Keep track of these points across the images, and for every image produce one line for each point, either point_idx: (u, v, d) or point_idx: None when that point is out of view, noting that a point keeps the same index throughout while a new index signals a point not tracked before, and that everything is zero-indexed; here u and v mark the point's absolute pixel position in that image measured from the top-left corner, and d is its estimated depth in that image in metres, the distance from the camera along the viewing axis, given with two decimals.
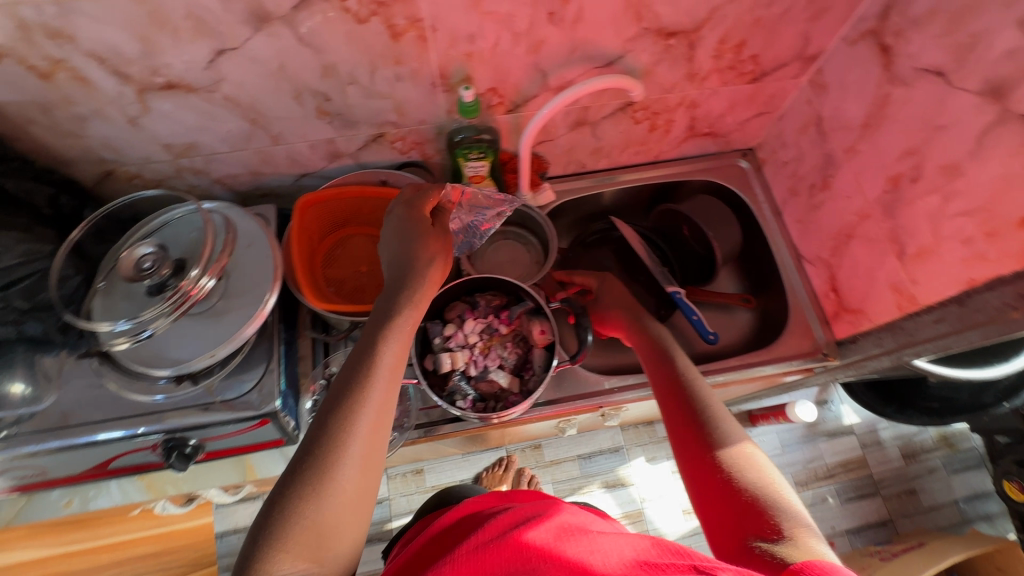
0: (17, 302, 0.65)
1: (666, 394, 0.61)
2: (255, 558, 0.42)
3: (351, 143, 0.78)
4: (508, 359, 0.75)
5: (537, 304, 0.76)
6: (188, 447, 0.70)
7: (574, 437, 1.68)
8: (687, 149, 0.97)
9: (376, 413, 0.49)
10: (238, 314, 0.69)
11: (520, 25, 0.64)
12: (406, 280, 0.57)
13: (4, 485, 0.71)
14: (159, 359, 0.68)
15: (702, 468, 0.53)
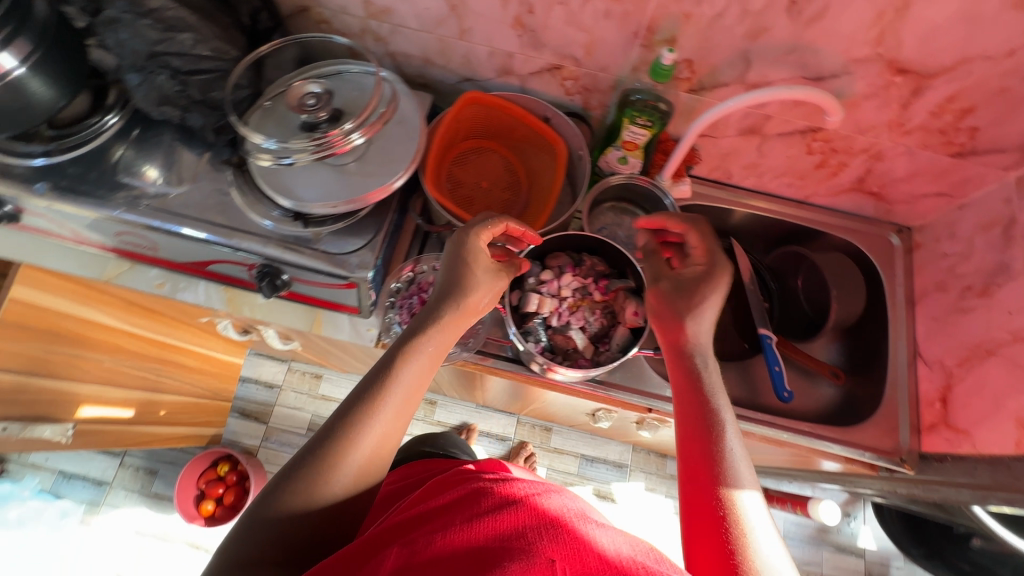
0: (193, 91, 0.70)
1: (686, 407, 0.57)
2: (247, 532, 0.48)
3: (526, 65, 0.78)
4: (591, 325, 0.74)
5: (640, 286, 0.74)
6: (280, 280, 0.74)
7: (585, 436, 1.67)
8: (841, 202, 0.91)
9: (389, 428, 0.55)
10: (367, 178, 0.71)
11: (755, 4, 0.60)
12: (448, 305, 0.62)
13: (119, 246, 0.78)
14: (285, 190, 0.71)
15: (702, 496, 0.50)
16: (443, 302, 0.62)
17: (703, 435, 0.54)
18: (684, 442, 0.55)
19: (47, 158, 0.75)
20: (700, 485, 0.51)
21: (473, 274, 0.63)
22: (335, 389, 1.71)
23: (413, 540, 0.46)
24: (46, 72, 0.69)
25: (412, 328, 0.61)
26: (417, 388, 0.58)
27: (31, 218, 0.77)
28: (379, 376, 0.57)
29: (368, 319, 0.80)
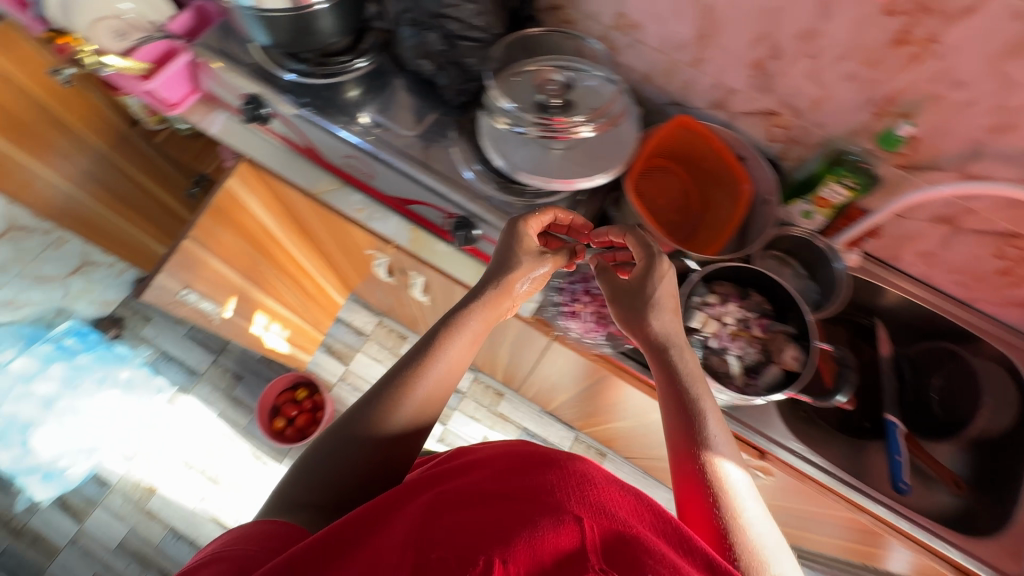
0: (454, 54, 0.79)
1: (673, 410, 0.60)
2: (296, 483, 0.58)
3: (743, 104, 0.83)
4: (746, 356, 0.76)
5: (802, 332, 0.76)
6: (472, 234, 0.81)
7: (637, 472, 1.67)
8: (1007, 314, 0.90)
9: (423, 398, 0.63)
10: (575, 168, 0.78)
11: (1013, 101, 0.63)
12: (490, 284, 0.69)
13: (339, 167, 0.87)
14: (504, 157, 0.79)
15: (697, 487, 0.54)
16: (478, 292, 0.69)
17: (688, 447, 0.57)
18: (676, 446, 0.59)
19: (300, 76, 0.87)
20: (695, 482, 0.55)
21: (519, 258, 0.69)
22: None
23: (441, 492, 0.50)
24: (337, 15, 0.82)
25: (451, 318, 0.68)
26: (452, 368, 0.65)
27: (277, 125, 0.89)
28: (416, 358, 0.65)
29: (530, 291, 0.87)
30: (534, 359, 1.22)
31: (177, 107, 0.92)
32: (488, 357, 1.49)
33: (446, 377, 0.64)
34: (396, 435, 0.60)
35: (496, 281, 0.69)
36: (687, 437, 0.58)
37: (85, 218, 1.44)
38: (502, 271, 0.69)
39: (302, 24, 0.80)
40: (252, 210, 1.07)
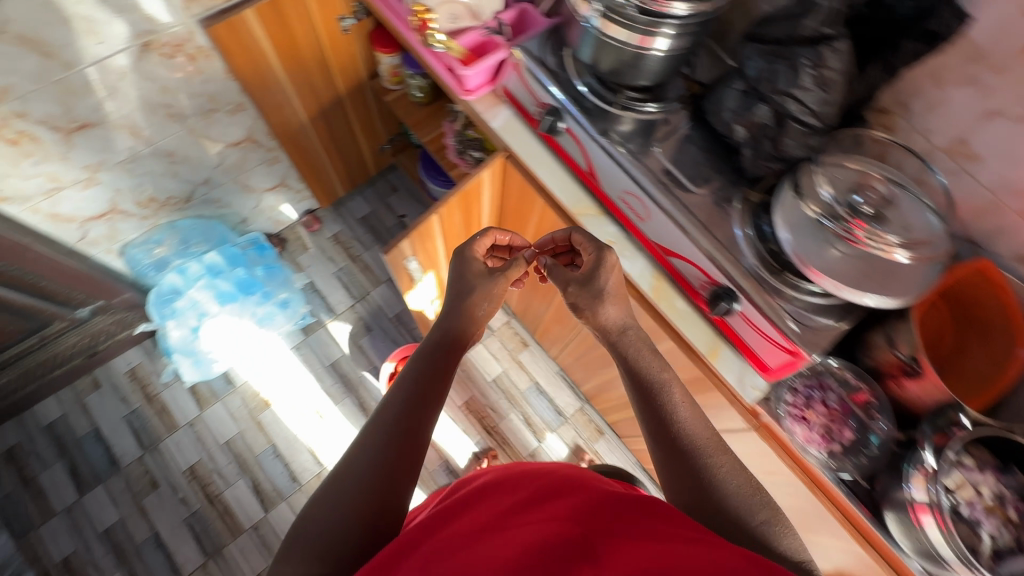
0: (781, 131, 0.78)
1: (655, 436, 0.75)
2: (311, 539, 0.64)
3: None
4: (999, 537, 0.68)
5: None
6: (729, 306, 0.80)
7: None
8: None
9: (432, 368, 0.83)
10: (866, 284, 0.73)
11: None
12: (441, 327, 0.89)
13: (611, 197, 0.88)
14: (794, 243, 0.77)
15: (680, 472, 0.71)
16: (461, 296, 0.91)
17: (671, 459, 0.72)
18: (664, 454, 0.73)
19: (588, 91, 0.89)
20: (681, 474, 0.71)
21: (480, 281, 0.89)
22: (531, 361, 1.82)
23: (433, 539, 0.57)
24: (664, 65, 0.82)
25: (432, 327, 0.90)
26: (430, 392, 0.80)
27: (563, 139, 0.91)
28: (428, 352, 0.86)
29: (761, 378, 0.84)
30: None
31: (467, 92, 0.96)
32: (616, 397, 1.49)
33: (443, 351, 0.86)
34: (418, 398, 0.78)
35: (459, 305, 0.90)
36: (661, 431, 0.75)
37: (304, 147, 1.56)
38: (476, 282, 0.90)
39: (632, 60, 0.81)
40: (484, 198, 1.11)
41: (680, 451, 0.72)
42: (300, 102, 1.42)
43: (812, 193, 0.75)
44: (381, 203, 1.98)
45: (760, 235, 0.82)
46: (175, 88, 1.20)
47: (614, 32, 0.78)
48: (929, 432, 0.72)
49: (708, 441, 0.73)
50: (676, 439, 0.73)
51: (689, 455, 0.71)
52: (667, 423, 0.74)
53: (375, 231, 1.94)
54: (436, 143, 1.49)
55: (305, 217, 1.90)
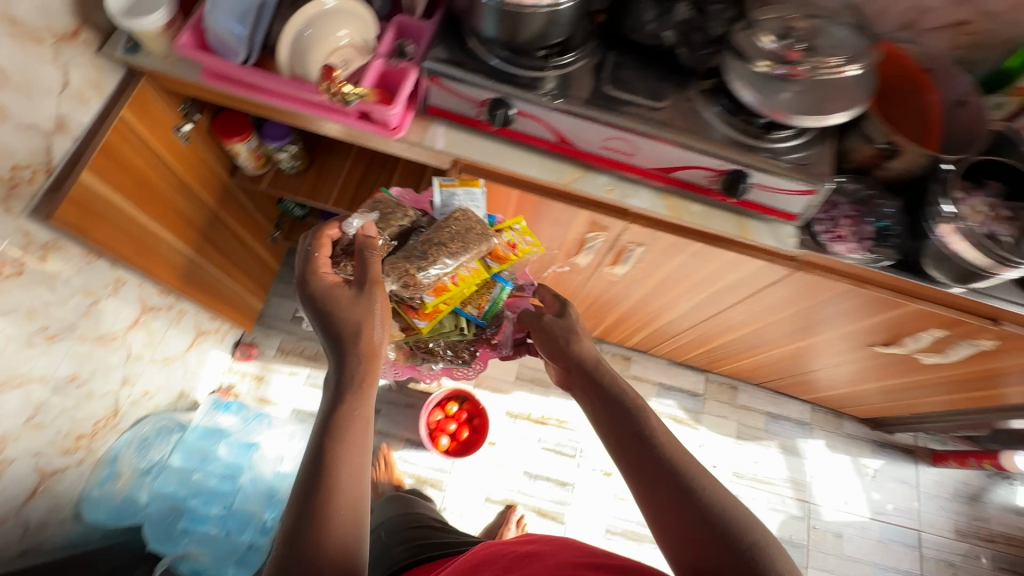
0: (696, 37, 0.85)
1: (619, 420, 0.76)
2: None
3: (935, 20, 0.92)
4: (1005, 233, 0.86)
5: None
6: (743, 184, 0.86)
7: (769, 394, 1.84)
8: None
9: (329, 455, 0.66)
10: (799, 110, 0.83)
11: None
12: (350, 351, 0.77)
13: (598, 147, 0.90)
14: (746, 85, 0.82)
15: (649, 440, 0.72)
16: (340, 388, 0.74)
17: (636, 429, 0.74)
18: (631, 433, 0.74)
19: (501, 62, 0.85)
20: (647, 449, 0.72)
21: (341, 310, 0.80)
22: None
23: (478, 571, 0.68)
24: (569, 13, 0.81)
25: (324, 388, 0.77)
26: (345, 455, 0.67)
27: (516, 125, 0.88)
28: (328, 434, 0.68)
29: (791, 226, 0.93)
30: (719, 310, 1.29)
31: (413, 108, 0.92)
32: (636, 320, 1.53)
33: (344, 417, 0.71)
34: (318, 483, 0.64)
35: (354, 337, 0.78)
36: (635, 465, 0.71)
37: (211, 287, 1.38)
38: (354, 314, 0.80)
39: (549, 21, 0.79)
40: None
41: (650, 475, 0.69)
42: (178, 240, 1.21)
43: (744, 71, 0.82)
44: None
45: (723, 109, 0.87)
46: (42, 304, 0.95)
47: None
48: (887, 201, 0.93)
49: (642, 411, 0.77)
50: (645, 424, 0.75)
51: (657, 453, 0.71)
52: (638, 405, 0.78)
53: None
54: (343, 200, 1.36)
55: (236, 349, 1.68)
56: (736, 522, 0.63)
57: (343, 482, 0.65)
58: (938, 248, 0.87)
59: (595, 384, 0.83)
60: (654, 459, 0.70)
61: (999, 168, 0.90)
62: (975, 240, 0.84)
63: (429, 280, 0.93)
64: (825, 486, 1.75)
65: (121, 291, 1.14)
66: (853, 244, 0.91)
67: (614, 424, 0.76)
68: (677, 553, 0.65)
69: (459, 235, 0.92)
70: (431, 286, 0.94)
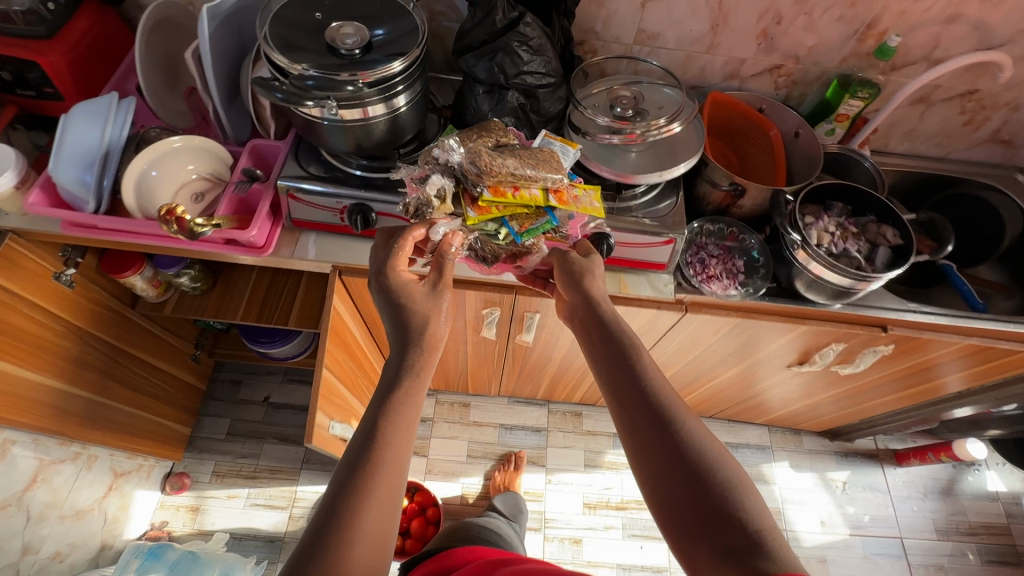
0: (534, 118, 0.90)
1: (632, 383, 0.67)
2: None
3: (752, 68, 1.01)
4: (860, 249, 0.91)
5: (901, 232, 0.91)
6: (608, 243, 0.88)
7: (725, 425, 1.83)
8: (975, 153, 1.16)
9: (368, 460, 0.61)
10: (645, 166, 0.88)
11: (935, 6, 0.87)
12: (415, 347, 0.70)
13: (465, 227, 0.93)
14: (591, 155, 0.88)
15: (660, 410, 0.64)
16: (397, 374, 0.69)
17: (647, 396, 0.65)
18: (642, 397, 0.65)
19: (365, 171, 0.89)
20: (657, 420, 0.63)
21: (414, 304, 0.72)
22: (482, 413, 1.79)
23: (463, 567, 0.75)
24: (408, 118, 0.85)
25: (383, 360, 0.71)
26: (394, 449, 0.63)
27: (381, 224, 0.91)
28: (359, 460, 0.61)
29: (667, 274, 0.95)
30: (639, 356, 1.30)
31: (280, 224, 0.92)
32: (570, 379, 1.52)
33: (394, 414, 0.65)
34: (345, 510, 0.58)
35: (418, 340, 0.71)
36: (646, 439, 0.62)
37: (121, 426, 1.31)
38: (424, 309, 0.72)
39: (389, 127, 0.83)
40: (351, 325, 1.06)
41: (659, 451, 0.61)
42: (68, 384, 1.15)
43: (585, 143, 0.89)
44: (234, 403, 1.73)
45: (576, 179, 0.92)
46: None
47: (348, 116, 0.78)
48: (749, 234, 0.98)
49: (655, 392, 0.65)
50: (658, 391, 0.65)
51: (665, 422, 0.62)
52: (648, 365, 0.68)
53: (251, 434, 1.69)
54: (250, 312, 1.34)
55: (168, 482, 1.58)
56: (737, 507, 0.56)
57: (369, 512, 0.59)
58: (805, 274, 0.91)
59: (612, 338, 0.72)
60: (663, 431, 0.62)
61: (841, 188, 0.97)
62: (828, 261, 0.89)
63: (487, 165, 0.78)
64: (799, 509, 1.71)
65: (8, 453, 1.07)
66: (725, 280, 0.94)
67: (624, 386, 0.67)
68: (666, 529, 0.59)
69: (537, 161, 0.80)
70: (490, 177, 0.78)
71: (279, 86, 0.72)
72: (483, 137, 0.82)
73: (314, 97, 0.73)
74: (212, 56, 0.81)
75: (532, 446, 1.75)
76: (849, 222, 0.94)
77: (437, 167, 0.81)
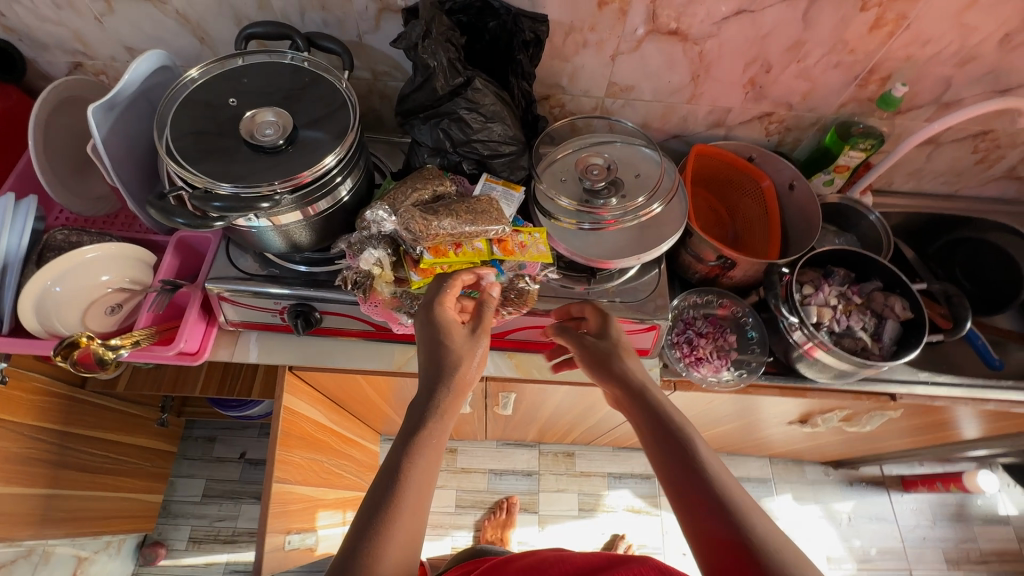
0: None
1: (662, 445, 0.56)
2: None
3: (740, 116, 0.90)
4: (866, 324, 0.81)
5: (912, 304, 0.81)
6: None
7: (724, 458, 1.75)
8: (987, 190, 1.05)
9: (387, 508, 0.51)
10: (625, 245, 0.78)
11: (948, 49, 0.76)
12: (441, 386, 0.60)
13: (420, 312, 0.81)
14: (561, 239, 0.78)
15: (695, 476, 0.52)
16: (421, 414, 0.58)
17: (679, 459, 0.54)
18: (677, 461, 0.54)
19: (311, 265, 0.79)
20: (693, 489, 0.52)
21: (449, 344, 0.62)
22: (470, 458, 1.71)
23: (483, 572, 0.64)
24: (349, 209, 0.74)
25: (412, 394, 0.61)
26: (415, 502, 0.53)
27: (327, 321, 0.81)
28: (373, 505, 0.52)
29: (651, 357, 0.85)
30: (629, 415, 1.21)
31: (216, 323, 0.82)
32: (559, 431, 1.43)
33: (417, 456, 0.55)
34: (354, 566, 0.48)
35: (446, 381, 0.60)
36: (687, 511, 0.51)
37: (78, 515, 1.22)
38: (460, 351, 0.62)
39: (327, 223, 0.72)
40: (305, 414, 0.97)
41: (702, 523, 0.50)
42: (14, 485, 1.05)
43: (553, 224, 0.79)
44: (209, 462, 1.65)
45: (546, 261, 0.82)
46: None
47: (279, 221, 0.68)
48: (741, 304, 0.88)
49: (692, 450, 0.54)
50: (691, 450, 0.55)
51: (704, 492, 0.51)
52: (676, 420, 0.58)
53: (228, 495, 1.61)
54: (211, 385, 1.25)
55: (141, 553, 1.51)
56: None
57: (381, 563, 0.49)
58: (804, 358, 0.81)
59: (640, 396, 0.62)
60: (703, 504, 0.50)
61: (843, 249, 0.87)
62: (827, 343, 0.79)
63: (423, 229, 0.66)
64: (804, 545, 1.64)
65: None
66: (716, 361, 0.84)
67: (655, 448, 0.57)
68: None
69: (477, 212, 0.69)
70: (430, 240, 0.67)
71: (181, 208, 0.60)
72: (414, 195, 0.70)
73: (227, 216, 0.61)
74: (112, 156, 0.70)
75: (523, 492, 1.67)
76: (852, 291, 0.84)
77: (368, 238, 0.68)
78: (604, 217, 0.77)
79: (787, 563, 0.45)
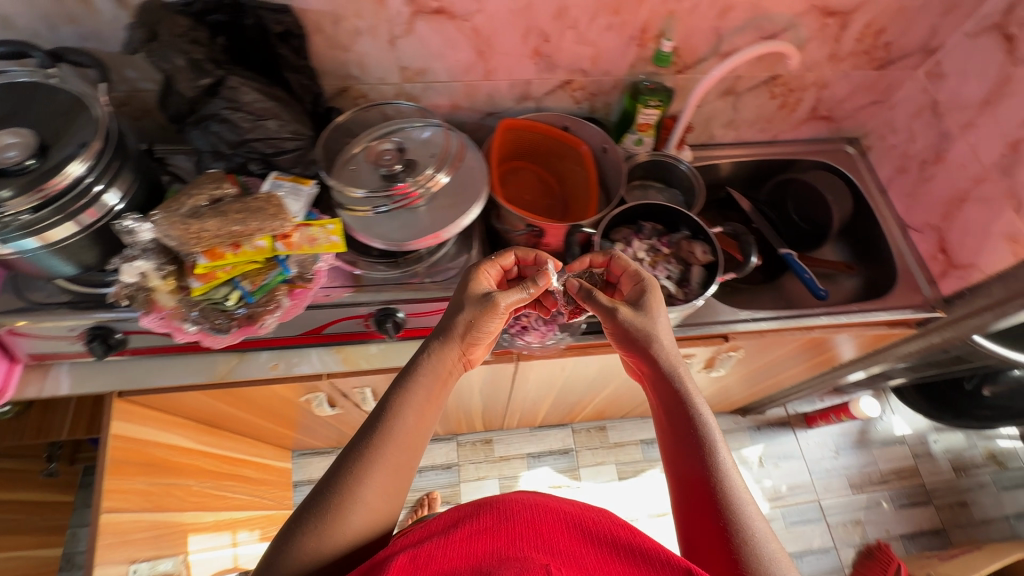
0: None
1: (675, 415, 0.62)
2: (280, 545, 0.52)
3: (542, 87, 0.92)
4: (672, 272, 0.85)
5: (711, 247, 0.86)
6: (399, 317, 0.79)
7: (637, 422, 1.80)
8: (802, 132, 1.11)
9: (383, 435, 0.58)
10: (430, 222, 0.78)
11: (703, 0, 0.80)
12: (445, 340, 0.66)
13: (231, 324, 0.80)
14: (363, 227, 0.78)
15: (696, 453, 0.58)
16: (424, 363, 0.64)
17: (686, 434, 0.60)
18: (686, 434, 0.60)
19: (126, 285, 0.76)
20: (694, 462, 0.58)
21: (467, 307, 0.67)
22: None
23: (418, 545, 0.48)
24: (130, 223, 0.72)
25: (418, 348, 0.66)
26: (414, 440, 0.59)
27: (135, 341, 0.79)
28: (371, 436, 0.58)
29: None
30: (509, 392, 1.23)
31: (20, 361, 0.79)
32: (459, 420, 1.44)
33: (419, 400, 0.61)
34: (347, 482, 0.54)
35: (450, 337, 0.66)
36: (684, 481, 0.58)
37: None
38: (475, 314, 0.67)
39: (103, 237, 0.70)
40: (157, 441, 0.94)
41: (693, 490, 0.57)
42: None
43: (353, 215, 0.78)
44: None
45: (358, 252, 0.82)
46: None
47: (50, 238, 0.65)
48: None
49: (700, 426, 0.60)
50: (698, 427, 0.60)
51: (703, 464, 0.58)
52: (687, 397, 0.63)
53: None
54: (79, 427, 1.20)
55: None
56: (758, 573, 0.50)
57: (370, 482, 0.55)
58: None
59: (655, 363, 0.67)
60: (699, 473, 0.57)
61: (652, 203, 0.91)
62: None
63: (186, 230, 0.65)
64: None
65: None
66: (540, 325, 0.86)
67: (668, 415, 0.63)
68: None
69: (250, 212, 0.68)
70: (199, 242, 0.66)
71: None
72: (194, 197, 0.70)
73: None
74: None
75: (444, 485, 1.68)
76: (661, 242, 0.88)
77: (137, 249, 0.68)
78: (401, 199, 0.77)
79: (755, 544, 0.52)
